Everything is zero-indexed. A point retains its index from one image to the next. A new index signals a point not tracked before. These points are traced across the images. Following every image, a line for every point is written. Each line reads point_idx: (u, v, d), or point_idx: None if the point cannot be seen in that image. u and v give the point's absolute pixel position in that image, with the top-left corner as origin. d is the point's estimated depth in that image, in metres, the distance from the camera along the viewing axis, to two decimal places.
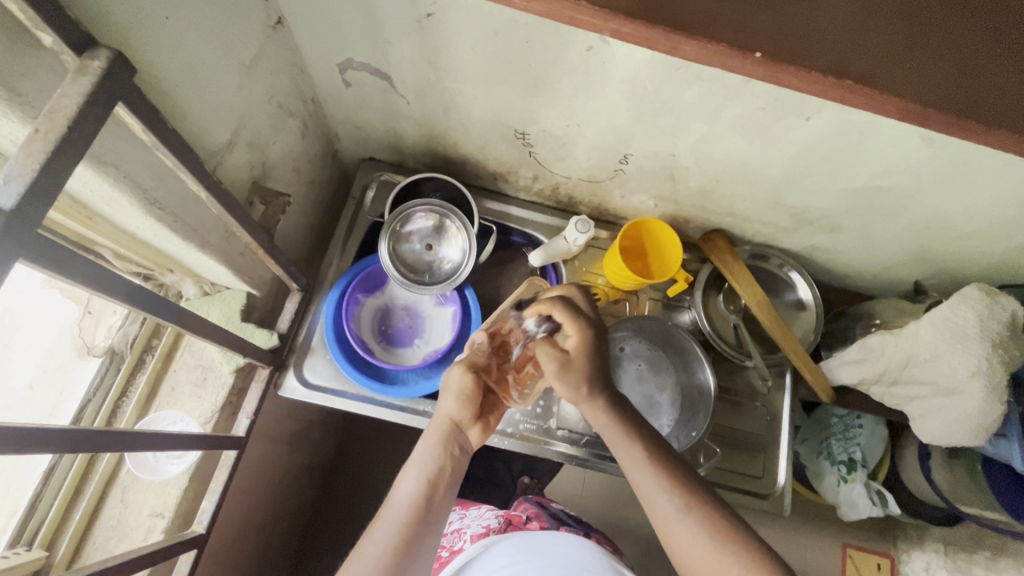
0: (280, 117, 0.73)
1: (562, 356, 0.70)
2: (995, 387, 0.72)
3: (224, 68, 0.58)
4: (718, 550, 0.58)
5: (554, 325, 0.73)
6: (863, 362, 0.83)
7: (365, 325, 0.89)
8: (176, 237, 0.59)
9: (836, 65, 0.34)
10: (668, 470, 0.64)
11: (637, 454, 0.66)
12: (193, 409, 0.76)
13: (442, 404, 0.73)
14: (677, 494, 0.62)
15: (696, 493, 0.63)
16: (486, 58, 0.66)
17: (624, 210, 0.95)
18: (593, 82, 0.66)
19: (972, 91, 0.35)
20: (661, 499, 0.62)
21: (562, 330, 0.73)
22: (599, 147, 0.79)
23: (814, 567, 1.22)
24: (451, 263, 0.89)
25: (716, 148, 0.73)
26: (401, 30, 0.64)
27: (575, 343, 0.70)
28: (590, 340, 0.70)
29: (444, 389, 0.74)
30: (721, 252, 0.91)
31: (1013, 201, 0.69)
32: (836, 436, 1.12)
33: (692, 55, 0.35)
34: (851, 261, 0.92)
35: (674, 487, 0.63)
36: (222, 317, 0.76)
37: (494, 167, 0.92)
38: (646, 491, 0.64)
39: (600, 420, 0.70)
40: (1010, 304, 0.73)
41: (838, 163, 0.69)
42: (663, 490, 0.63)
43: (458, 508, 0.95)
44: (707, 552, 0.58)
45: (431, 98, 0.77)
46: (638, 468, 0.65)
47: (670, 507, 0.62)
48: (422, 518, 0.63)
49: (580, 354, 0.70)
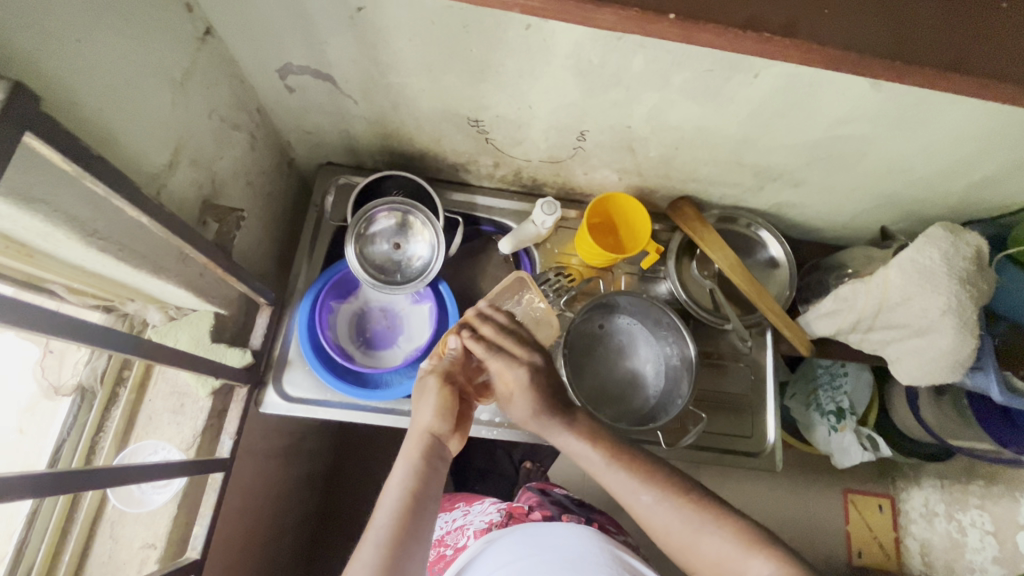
0: (224, 130, 0.71)
1: (511, 396, 0.69)
2: (965, 323, 0.72)
3: (153, 84, 0.56)
4: (701, 538, 0.58)
5: (501, 356, 0.68)
6: (837, 312, 0.83)
7: (341, 332, 0.90)
8: (125, 266, 0.57)
9: (753, 18, 0.34)
10: (639, 461, 0.64)
11: (601, 457, 0.65)
12: (173, 436, 0.74)
13: (419, 412, 0.69)
14: (650, 487, 0.62)
15: (671, 483, 0.62)
16: (426, 47, 0.65)
17: (589, 186, 0.94)
18: (537, 61, 0.65)
19: (898, 33, 0.35)
20: (633, 494, 0.62)
21: (512, 364, 0.68)
22: (554, 126, 0.78)
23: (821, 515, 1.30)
24: (420, 260, 0.88)
25: (672, 115, 0.72)
26: (337, 26, 0.63)
27: (515, 383, 0.68)
28: (530, 377, 0.67)
29: (421, 397, 0.70)
30: (690, 219, 0.91)
31: (967, 137, 0.69)
32: (823, 386, 1.16)
33: (611, 21, 0.35)
34: (818, 214, 0.93)
35: (645, 481, 0.63)
36: (191, 341, 0.74)
37: (453, 158, 0.90)
38: (618, 488, 0.63)
39: (559, 442, 0.69)
40: (975, 239, 0.74)
41: (793, 117, 0.69)
42: (634, 482, 0.63)
43: (461, 504, 0.96)
44: (691, 538, 0.59)
45: (379, 95, 0.75)
46: (605, 468, 0.65)
47: (642, 501, 0.62)
48: (403, 538, 0.58)
49: (526, 397, 0.67)
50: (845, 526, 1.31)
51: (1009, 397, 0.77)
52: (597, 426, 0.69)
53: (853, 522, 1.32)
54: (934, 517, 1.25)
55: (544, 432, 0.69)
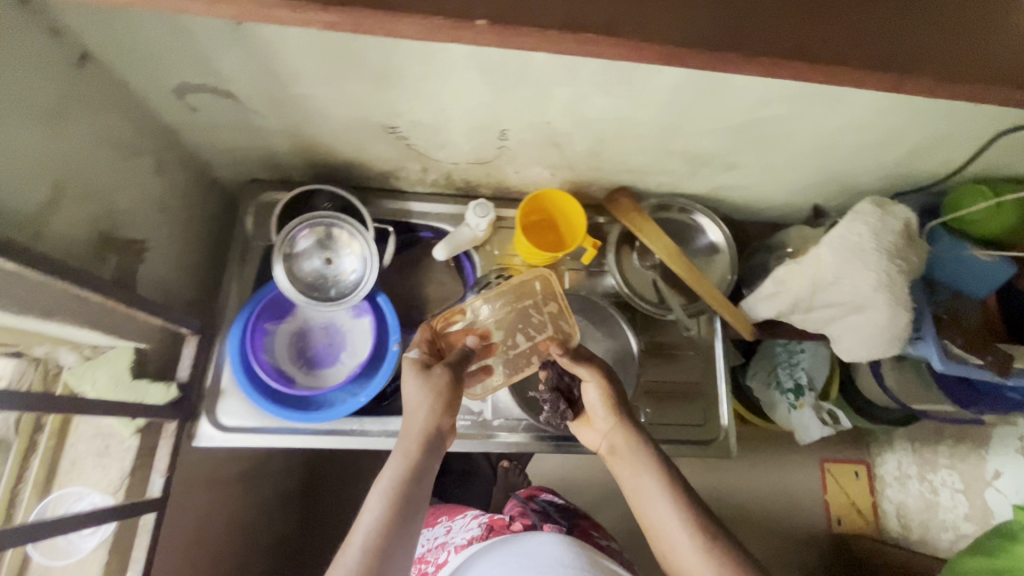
0: (121, 158, 0.67)
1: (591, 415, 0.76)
2: (897, 297, 0.72)
3: (19, 118, 0.52)
4: None
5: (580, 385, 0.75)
6: (777, 294, 0.82)
7: (279, 353, 0.87)
8: (5, 313, 0.54)
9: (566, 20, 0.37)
10: (684, 494, 0.66)
11: (654, 483, 0.67)
12: (98, 480, 0.71)
13: (415, 410, 0.69)
14: (688, 524, 0.63)
15: (704, 521, 0.63)
16: (320, 56, 0.62)
17: (524, 184, 0.92)
18: (439, 63, 0.62)
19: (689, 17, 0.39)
20: (671, 528, 0.64)
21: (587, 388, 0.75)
22: (473, 127, 0.75)
23: (797, 486, 1.38)
24: (355, 273, 0.85)
25: (589, 108, 0.70)
26: (222, 41, 0.60)
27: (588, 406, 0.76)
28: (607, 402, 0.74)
29: (410, 400, 0.70)
30: (626, 210, 0.89)
31: (886, 111, 0.68)
32: (781, 364, 1.16)
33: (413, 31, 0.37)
34: (757, 195, 0.92)
35: (686, 517, 0.64)
36: (110, 381, 0.70)
37: (380, 165, 0.87)
38: (656, 514, 0.65)
39: (618, 460, 0.72)
40: (904, 212, 0.74)
41: (710, 102, 0.68)
42: (675, 516, 0.64)
43: (444, 519, 0.94)
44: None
45: (286, 109, 0.72)
46: (655, 495, 0.66)
47: (677, 533, 0.63)
48: (390, 540, 0.58)
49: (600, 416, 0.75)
50: (822, 495, 1.38)
51: (947, 364, 0.77)
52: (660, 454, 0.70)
53: (831, 491, 1.39)
54: (907, 479, 1.28)
55: (609, 451, 0.74)
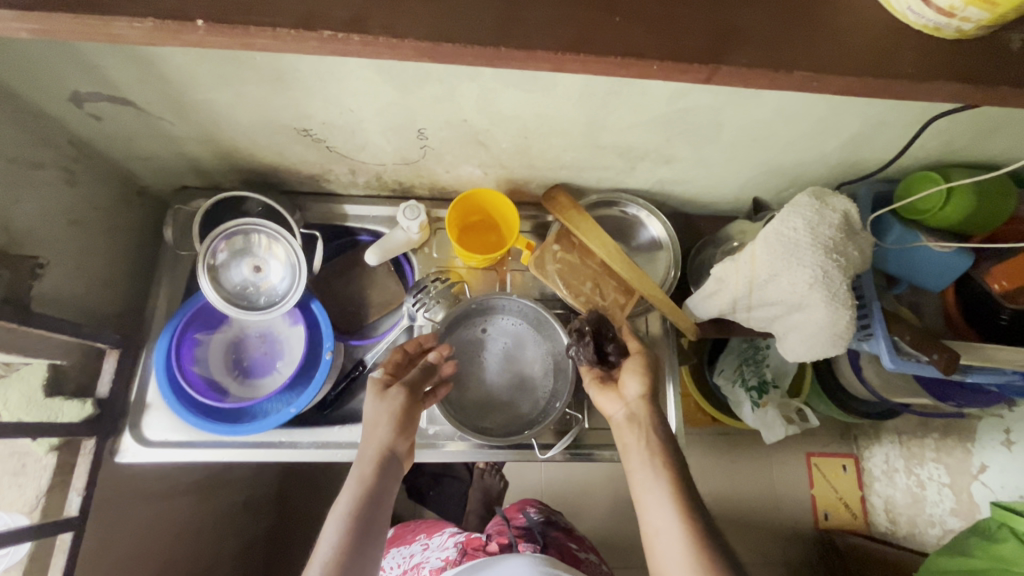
0: (19, 172, 0.65)
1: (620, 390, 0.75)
2: (835, 294, 0.68)
3: None
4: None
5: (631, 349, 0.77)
6: (717, 292, 0.78)
7: (210, 364, 0.86)
8: None
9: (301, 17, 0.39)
10: (681, 485, 0.64)
11: (650, 474, 0.66)
12: (14, 500, 0.70)
13: (375, 431, 0.69)
14: (682, 516, 0.62)
15: (694, 513, 0.62)
16: (204, 61, 0.59)
17: (459, 184, 0.89)
18: (331, 63, 0.59)
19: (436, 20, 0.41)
20: (659, 526, 0.62)
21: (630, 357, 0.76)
22: (388, 128, 0.72)
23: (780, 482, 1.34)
24: (285, 279, 0.84)
25: (502, 104, 0.67)
26: (98, 49, 0.57)
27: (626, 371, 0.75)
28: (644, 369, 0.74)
29: (372, 420, 0.70)
30: (565, 207, 0.84)
31: (816, 97, 0.64)
32: (747, 361, 1.11)
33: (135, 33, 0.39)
34: (704, 188, 0.87)
35: (681, 510, 0.62)
36: (22, 400, 0.68)
37: (306, 169, 0.84)
38: (647, 504, 0.64)
39: (627, 439, 0.71)
40: (842, 203, 0.71)
41: (626, 94, 0.64)
42: (669, 507, 0.62)
43: (422, 537, 0.94)
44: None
45: (190, 114, 0.70)
46: (651, 483, 0.65)
47: (660, 529, 0.62)
48: (351, 561, 0.57)
49: (636, 383, 0.73)
50: (809, 490, 1.33)
51: (897, 362, 0.74)
52: (667, 442, 0.69)
53: (818, 486, 1.33)
54: (894, 473, 1.23)
55: (624, 428, 0.72)
